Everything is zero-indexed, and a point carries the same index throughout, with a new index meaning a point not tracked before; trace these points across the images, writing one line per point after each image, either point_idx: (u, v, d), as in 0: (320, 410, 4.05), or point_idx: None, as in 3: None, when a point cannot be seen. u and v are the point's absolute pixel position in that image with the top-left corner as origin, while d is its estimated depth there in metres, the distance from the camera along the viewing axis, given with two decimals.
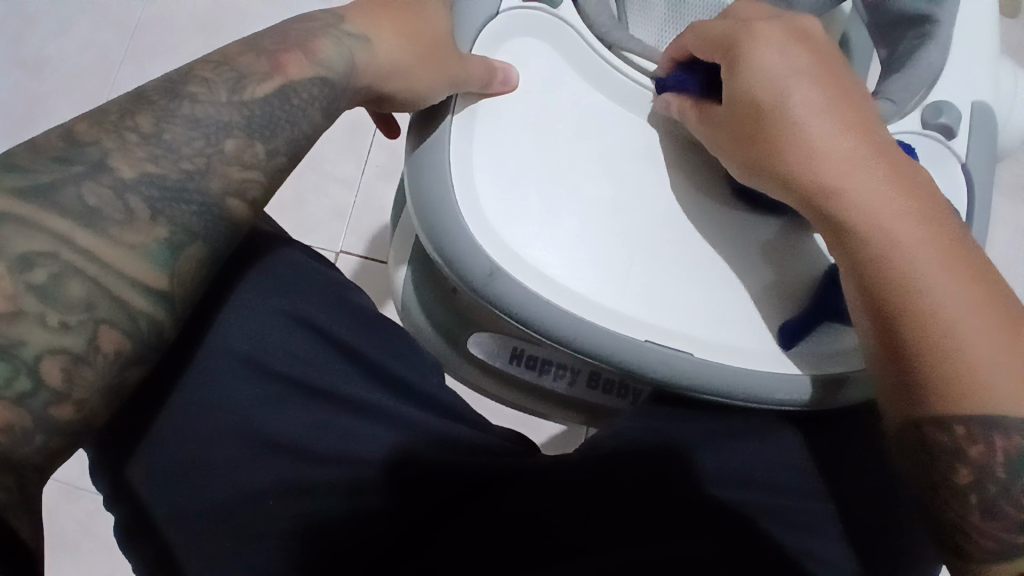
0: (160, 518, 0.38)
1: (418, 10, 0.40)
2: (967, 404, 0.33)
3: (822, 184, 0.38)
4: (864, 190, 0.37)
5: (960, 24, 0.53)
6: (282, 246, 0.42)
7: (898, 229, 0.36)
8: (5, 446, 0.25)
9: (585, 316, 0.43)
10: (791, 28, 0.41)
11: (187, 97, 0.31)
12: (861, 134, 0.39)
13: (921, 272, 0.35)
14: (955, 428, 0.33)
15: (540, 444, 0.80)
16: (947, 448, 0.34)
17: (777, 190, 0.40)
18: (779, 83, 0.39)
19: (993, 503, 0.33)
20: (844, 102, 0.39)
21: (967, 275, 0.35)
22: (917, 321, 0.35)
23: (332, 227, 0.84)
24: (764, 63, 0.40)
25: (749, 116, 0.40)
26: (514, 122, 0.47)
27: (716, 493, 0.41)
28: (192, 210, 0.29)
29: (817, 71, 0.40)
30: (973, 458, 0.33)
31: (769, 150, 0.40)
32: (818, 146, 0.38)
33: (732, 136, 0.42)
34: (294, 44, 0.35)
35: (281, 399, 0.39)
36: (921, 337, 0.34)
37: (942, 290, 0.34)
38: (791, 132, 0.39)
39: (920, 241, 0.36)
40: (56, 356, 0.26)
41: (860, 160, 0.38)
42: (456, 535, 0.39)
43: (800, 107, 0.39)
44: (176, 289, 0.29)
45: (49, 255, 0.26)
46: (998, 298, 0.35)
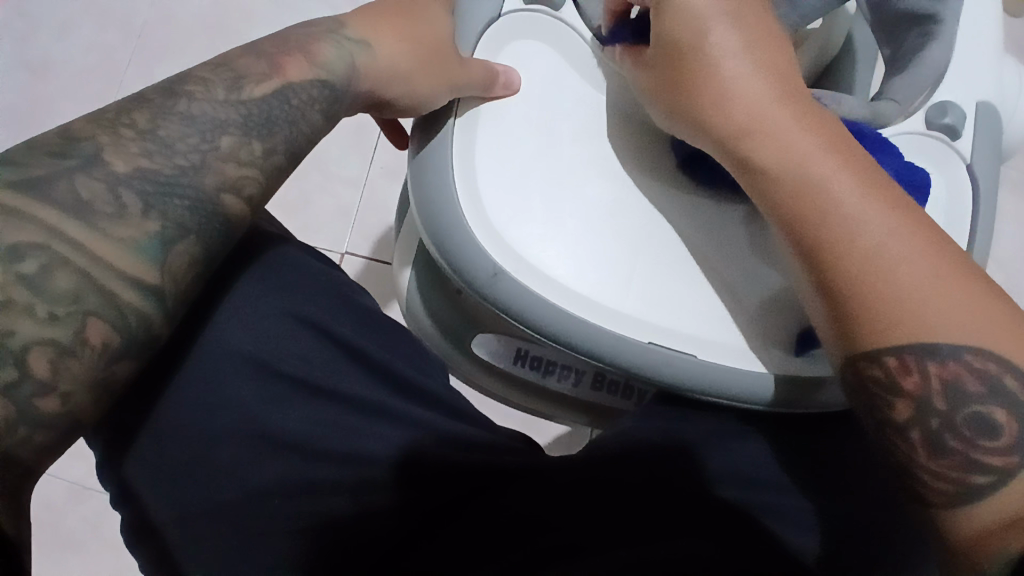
0: (159, 515, 0.38)
1: (418, 15, 0.40)
2: (899, 333, 0.32)
3: (742, 124, 0.37)
4: (782, 128, 0.37)
5: (965, 25, 0.53)
6: (284, 244, 0.42)
7: (816, 162, 0.35)
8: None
9: (584, 315, 0.43)
10: None
11: (184, 95, 0.31)
12: (774, 73, 0.38)
13: (840, 205, 0.34)
14: (887, 360, 0.32)
15: (544, 445, 0.79)
16: (881, 383, 0.33)
17: (704, 140, 0.40)
18: (698, 21, 0.38)
19: (935, 438, 0.31)
20: (759, 39, 0.38)
21: (888, 203, 0.34)
22: (841, 255, 0.34)
23: (336, 228, 0.84)
24: (684, 1, 0.38)
25: (674, 58, 0.39)
26: (517, 123, 0.47)
27: (728, 493, 0.41)
28: (185, 205, 0.29)
29: (737, 5, 0.38)
30: (908, 390, 0.32)
31: (691, 96, 0.39)
32: (735, 87, 0.38)
33: (661, 86, 0.41)
34: (293, 48, 0.35)
35: (282, 398, 0.39)
36: (846, 271, 0.34)
37: (863, 219, 0.34)
38: (711, 76, 0.38)
39: (841, 173, 0.35)
40: (43, 348, 0.26)
41: (775, 99, 0.37)
42: (457, 535, 0.39)
43: (720, 50, 0.38)
44: (168, 284, 0.29)
45: (39, 246, 0.26)
46: (922, 224, 0.34)
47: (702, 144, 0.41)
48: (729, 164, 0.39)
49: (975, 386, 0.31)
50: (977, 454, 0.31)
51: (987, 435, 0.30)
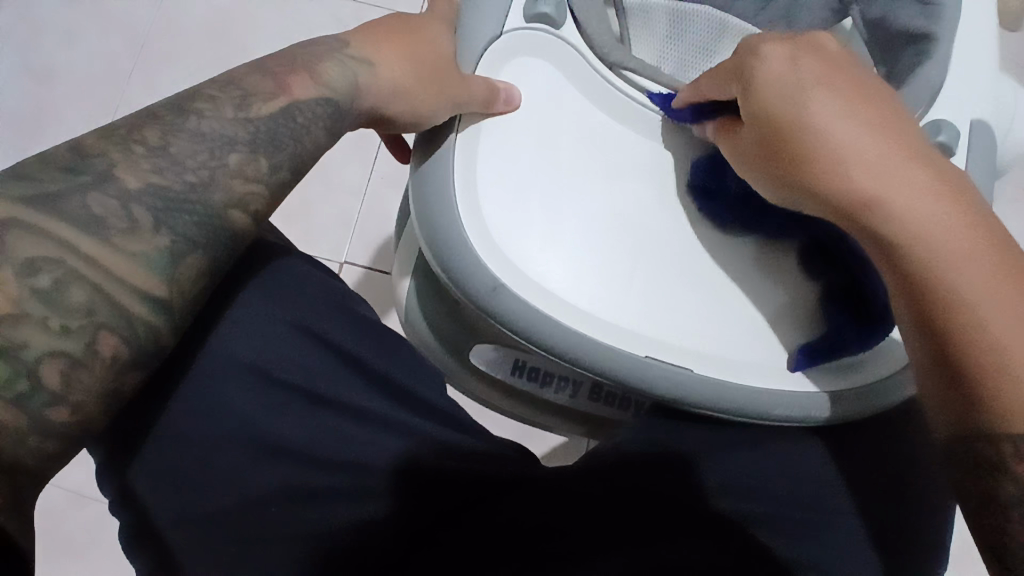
0: (160, 523, 0.39)
1: (420, 35, 0.41)
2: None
3: (852, 193, 0.36)
4: (900, 194, 0.35)
5: (959, 45, 0.54)
6: (283, 254, 0.42)
7: (941, 234, 0.34)
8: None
9: (581, 329, 0.44)
10: (806, 43, 0.39)
11: (193, 112, 0.32)
12: (896, 140, 0.37)
13: (968, 278, 0.33)
14: (1009, 446, 0.31)
15: (541, 456, 0.80)
16: (992, 464, 0.32)
17: (806, 202, 0.38)
18: (796, 92, 0.38)
19: None
20: (872, 109, 0.37)
21: (1022, 283, 0.32)
22: (969, 334, 0.32)
23: (338, 237, 0.85)
24: (773, 74, 0.39)
25: (773, 127, 0.38)
26: (517, 139, 0.47)
27: (726, 504, 0.41)
28: (194, 219, 0.30)
29: (837, 79, 0.38)
30: (1022, 475, 0.31)
31: (797, 159, 0.38)
32: (851, 155, 0.36)
33: (760, 150, 0.40)
34: (299, 67, 0.36)
35: (283, 405, 0.40)
36: (974, 351, 0.32)
37: (991, 300, 0.32)
38: (816, 140, 0.37)
39: (964, 248, 0.33)
40: (55, 359, 0.27)
41: (894, 165, 0.36)
42: (465, 536, 0.40)
43: (831, 118, 0.37)
44: (174, 297, 0.29)
45: (54, 260, 0.27)
46: None
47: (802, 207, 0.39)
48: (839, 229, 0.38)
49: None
50: None
51: None
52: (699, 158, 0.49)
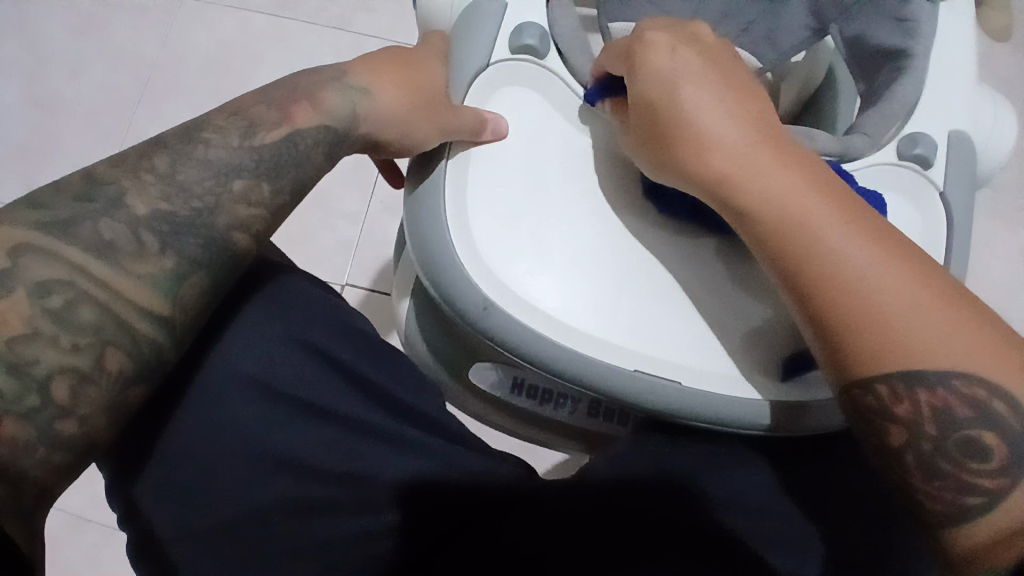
0: (163, 537, 0.40)
1: (416, 67, 0.43)
2: (890, 362, 0.33)
3: (726, 173, 0.39)
4: (763, 172, 0.38)
5: (936, 62, 0.55)
6: (287, 274, 0.43)
7: (799, 204, 0.37)
8: (7, 459, 0.27)
9: (571, 344, 0.45)
10: (675, 31, 0.42)
11: (201, 141, 0.34)
12: (753, 120, 0.39)
13: (827, 239, 0.36)
14: (879, 389, 0.34)
15: (541, 472, 0.81)
16: (874, 410, 0.34)
17: (685, 185, 0.41)
18: (665, 82, 0.40)
19: (930, 464, 0.33)
20: (731, 91, 0.40)
21: (870, 235, 0.35)
22: (833, 292, 0.35)
23: (338, 260, 0.87)
24: (649, 64, 0.41)
25: (650, 117, 0.41)
26: (507, 165, 0.49)
27: (725, 518, 0.42)
28: (198, 243, 0.32)
29: (708, 67, 0.41)
30: (902, 418, 0.33)
31: (670, 146, 0.40)
32: (716, 139, 0.39)
33: (642, 138, 0.42)
34: (300, 95, 0.38)
35: (286, 422, 0.41)
36: (838, 307, 0.35)
37: (850, 257, 0.35)
38: (684, 127, 0.40)
39: (822, 213, 0.36)
40: (65, 375, 0.28)
41: (754, 143, 0.39)
42: (463, 550, 0.41)
43: (695, 105, 0.40)
44: (178, 315, 0.31)
45: (66, 282, 0.29)
46: (911, 255, 0.35)
47: (683, 188, 0.42)
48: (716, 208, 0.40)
49: (967, 413, 0.32)
50: (971, 478, 0.32)
51: (977, 458, 0.32)
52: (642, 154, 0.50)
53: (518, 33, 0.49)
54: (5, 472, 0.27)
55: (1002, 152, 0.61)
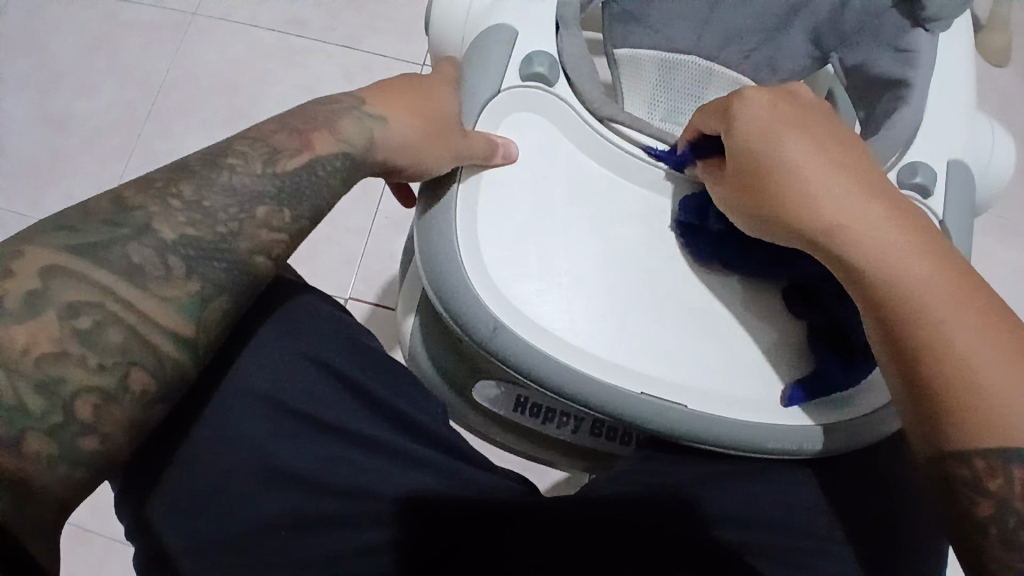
0: (173, 551, 0.41)
1: (428, 96, 0.45)
2: (988, 438, 0.33)
3: (829, 224, 0.39)
4: (868, 227, 0.38)
5: (935, 92, 0.57)
6: (302, 291, 0.44)
7: (905, 263, 0.37)
8: (29, 474, 0.29)
9: (577, 366, 0.46)
10: (779, 91, 0.43)
11: (226, 168, 0.35)
12: (859, 177, 0.40)
13: (933, 302, 0.35)
14: (974, 463, 0.33)
15: (542, 490, 0.82)
16: (965, 482, 0.34)
17: (781, 233, 0.41)
18: (767, 135, 0.41)
19: (1014, 538, 0.33)
20: (836, 149, 0.41)
21: (980, 305, 0.35)
22: (934, 355, 0.34)
23: (343, 274, 0.88)
24: (750, 119, 0.42)
25: (749, 167, 0.42)
26: (515, 188, 0.51)
27: (724, 535, 0.42)
28: (222, 266, 0.33)
29: (813, 124, 0.41)
30: (993, 492, 0.33)
31: (769, 195, 0.41)
32: (818, 191, 0.39)
33: (738, 187, 0.43)
34: (318, 123, 0.39)
35: (295, 436, 0.42)
36: (939, 371, 0.34)
37: (957, 323, 0.34)
38: (785, 177, 0.40)
39: (930, 274, 0.36)
40: (90, 394, 0.29)
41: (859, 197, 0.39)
42: (466, 559, 0.42)
43: (799, 159, 0.40)
44: (200, 336, 0.32)
45: (94, 304, 0.30)
46: (1023, 332, 0.34)
47: (778, 237, 0.42)
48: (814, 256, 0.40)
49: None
50: None
51: None
52: (688, 196, 0.52)
53: (528, 62, 0.51)
54: (29, 485, 0.29)
55: (1000, 179, 0.62)
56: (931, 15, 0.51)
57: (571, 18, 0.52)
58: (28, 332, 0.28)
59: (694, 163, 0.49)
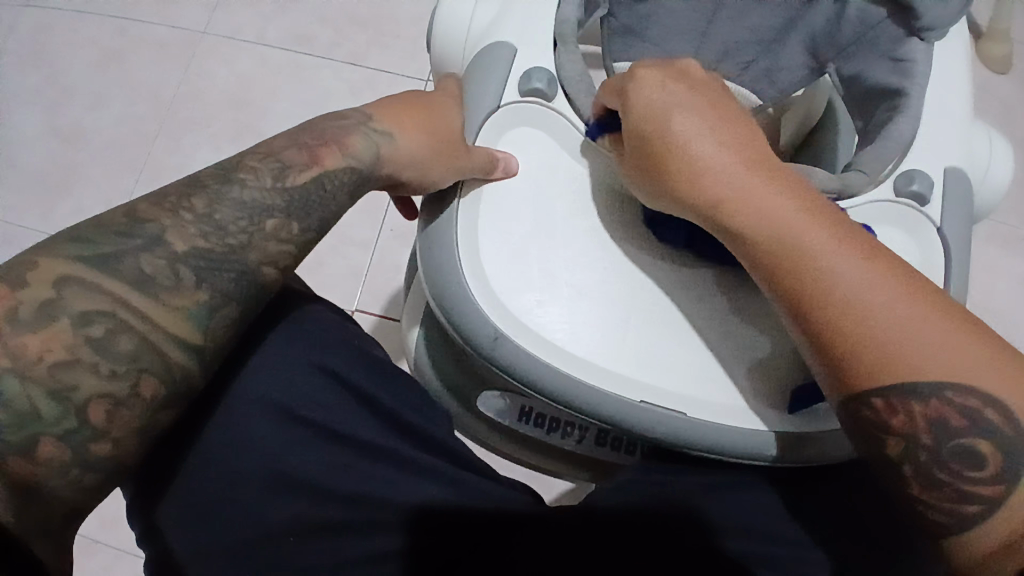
0: (182, 558, 0.41)
1: (437, 115, 0.46)
2: (886, 376, 0.35)
3: (723, 199, 0.40)
4: (754, 195, 0.40)
5: (931, 102, 0.58)
6: (309, 302, 0.46)
7: (791, 225, 0.39)
8: (41, 478, 0.29)
9: (578, 375, 0.47)
10: (665, 67, 0.44)
11: (237, 181, 0.36)
12: (741, 145, 0.41)
13: (823, 258, 0.37)
14: (876, 402, 0.35)
15: (547, 499, 0.82)
16: (872, 422, 0.36)
17: (681, 210, 0.43)
18: (658, 114, 0.42)
19: (928, 474, 0.34)
20: (721, 119, 0.42)
21: (861, 252, 0.37)
22: (828, 308, 0.36)
23: (349, 285, 0.89)
24: (642, 100, 0.43)
25: (646, 147, 0.43)
26: (518, 200, 0.52)
27: (728, 544, 0.43)
28: (231, 276, 0.34)
29: (700, 99, 0.43)
30: (898, 429, 0.35)
31: (666, 173, 0.42)
32: (709, 165, 0.41)
33: (638, 166, 0.44)
34: (328, 140, 0.40)
35: (303, 444, 0.42)
36: (833, 324, 0.36)
37: (844, 274, 0.36)
38: (678, 154, 0.42)
39: (819, 236, 0.38)
40: (102, 400, 0.30)
41: (744, 166, 0.41)
42: (477, 561, 0.42)
43: (687, 134, 0.41)
44: (208, 343, 0.33)
45: (107, 313, 0.31)
46: (900, 268, 0.37)
47: (679, 213, 0.44)
48: (712, 230, 0.42)
49: (960, 421, 0.33)
50: (968, 485, 0.33)
51: (973, 466, 0.33)
52: None
53: (526, 79, 0.52)
54: (40, 489, 0.30)
55: (998, 186, 0.63)
56: (927, 24, 0.52)
57: (569, 35, 0.53)
58: (41, 340, 0.29)
59: (602, 136, 0.50)
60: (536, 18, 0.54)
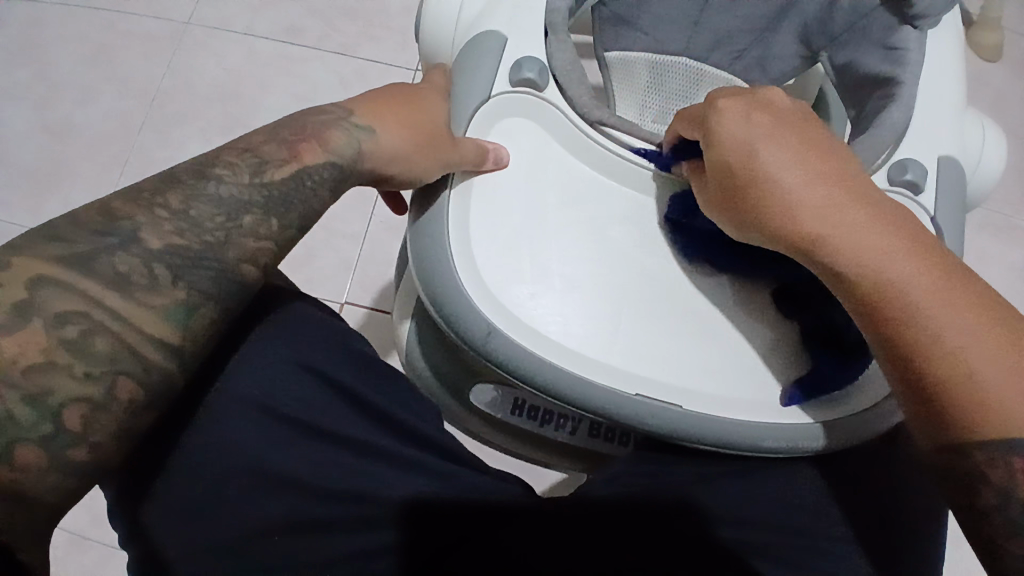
0: (170, 560, 0.41)
1: (421, 109, 0.45)
2: (991, 431, 0.33)
3: (813, 236, 0.39)
4: (850, 235, 0.38)
5: (924, 90, 0.57)
6: (293, 298, 0.45)
7: (890, 268, 0.37)
8: (24, 484, 0.29)
9: (571, 369, 0.46)
10: (752, 97, 0.42)
11: (213, 177, 0.35)
12: (835, 181, 0.39)
13: (924, 304, 0.35)
14: (976, 454, 0.34)
15: (540, 491, 0.82)
16: (969, 473, 0.34)
17: (767, 244, 0.41)
18: (747, 148, 0.41)
19: (1019, 525, 0.34)
20: (813, 153, 0.40)
21: (966, 300, 0.35)
22: (929, 357, 0.35)
23: (340, 279, 0.88)
24: (730, 133, 0.41)
25: (732, 180, 0.41)
26: (508, 192, 0.51)
27: (723, 534, 0.42)
28: (209, 274, 0.33)
29: (788, 131, 0.41)
30: (995, 482, 0.34)
31: (753, 208, 0.40)
32: (800, 201, 0.39)
33: (722, 198, 0.43)
34: (308, 134, 0.39)
35: (288, 442, 0.42)
36: (935, 374, 0.35)
37: (949, 323, 0.35)
38: (767, 189, 0.40)
39: (921, 279, 0.36)
40: (78, 404, 0.30)
41: (839, 204, 0.39)
42: (473, 551, 0.42)
43: (777, 169, 0.40)
44: (188, 343, 0.32)
45: (81, 314, 0.30)
46: (1007, 321, 0.35)
47: (764, 246, 0.42)
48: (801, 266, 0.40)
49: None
50: None
51: None
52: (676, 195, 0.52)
53: (518, 68, 0.51)
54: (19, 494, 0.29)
55: (989, 175, 0.62)
56: (920, 12, 0.50)
57: (559, 24, 0.53)
58: (16, 342, 0.29)
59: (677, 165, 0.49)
60: (525, 7, 0.53)
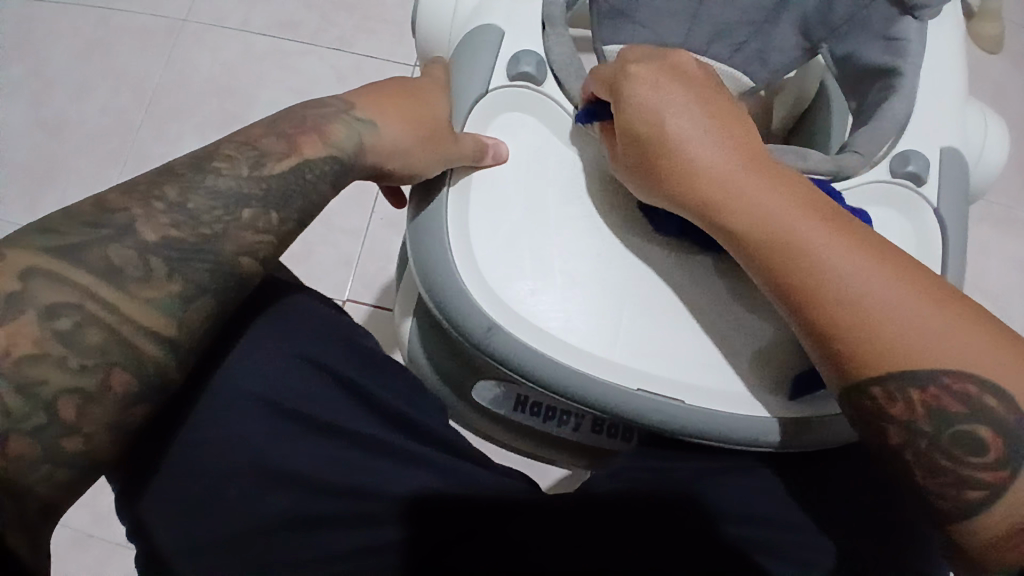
0: (169, 556, 0.41)
1: (422, 104, 0.44)
2: (886, 367, 0.34)
3: (716, 200, 0.40)
4: (750, 193, 0.39)
5: (925, 81, 0.57)
6: (295, 291, 0.44)
7: (786, 220, 0.37)
8: (12, 474, 0.28)
9: (573, 364, 0.46)
10: (653, 61, 0.42)
11: (211, 171, 0.34)
12: (732, 139, 0.40)
13: (819, 252, 0.36)
14: (874, 391, 0.35)
15: (542, 486, 0.81)
16: (873, 413, 0.35)
17: (677, 209, 0.42)
18: (655, 114, 0.41)
19: (930, 459, 0.34)
20: (710, 112, 0.40)
21: (855, 243, 0.36)
22: (828, 304, 0.36)
23: (340, 276, 0.88)
24: (637, 99, 0.41)
25: (639, 146, 0.41)
26: (510, 187, 0.50)
27: (724, 529, 0.42)
28: (205, 267, 0.33)
29: (689, 94, 0.41)
30: (898, 417, 0.35)
31: (662, 173, 0.41)
32: (704, 163, 0.40)
33: (632, 163, 0.43)
34: (307, 128, 0.39)
35: (291, 438, 0.41)
36: (834, 318, 0.35)
37: (842, 267, 0.35)
38: (673, 154, 0.40)
39: (817, 233, 0.37)
40: (70, 395, 0.29)
41: (739, 163, 0.39)
42: (479, 547, 0.41)
43: (680, 132, 0.40)
44: (182, 337, 0.32)
45: (74, 305, 0.29)
46: (895, 258, 0.36)
47: (673, 210, 0.43)
48: (709, 229, 0.41)
49: (958, 409, 0.33)
50: (967, 472, 0.33)
51: (974, 452, 0.33)
52: None
53: (514, 62, 0.51)
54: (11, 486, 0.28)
55: (990, 168, 0.62)
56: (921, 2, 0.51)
57: (556, 18, 0.52)
58: (6, 333, 0.28)
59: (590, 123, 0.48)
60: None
